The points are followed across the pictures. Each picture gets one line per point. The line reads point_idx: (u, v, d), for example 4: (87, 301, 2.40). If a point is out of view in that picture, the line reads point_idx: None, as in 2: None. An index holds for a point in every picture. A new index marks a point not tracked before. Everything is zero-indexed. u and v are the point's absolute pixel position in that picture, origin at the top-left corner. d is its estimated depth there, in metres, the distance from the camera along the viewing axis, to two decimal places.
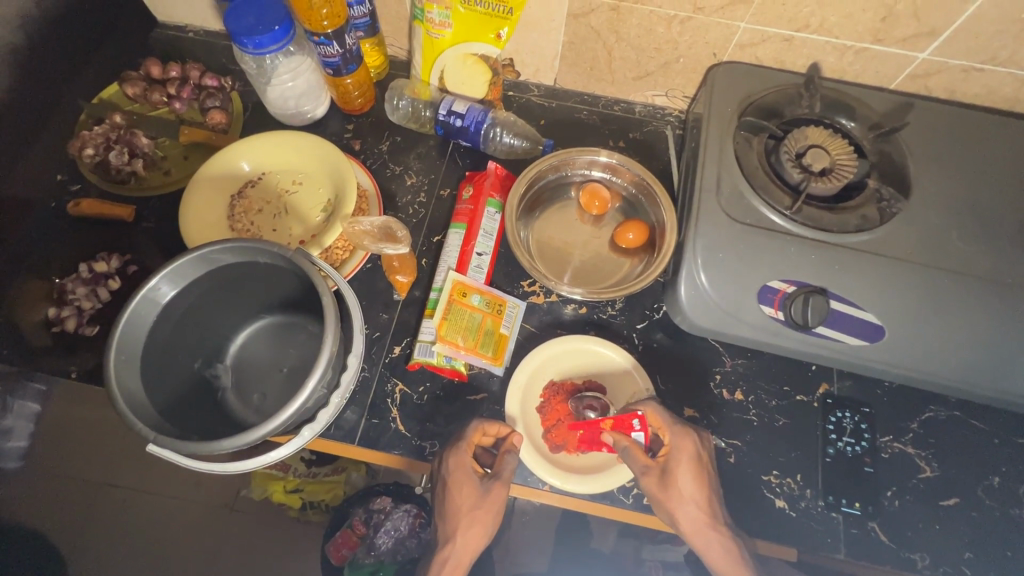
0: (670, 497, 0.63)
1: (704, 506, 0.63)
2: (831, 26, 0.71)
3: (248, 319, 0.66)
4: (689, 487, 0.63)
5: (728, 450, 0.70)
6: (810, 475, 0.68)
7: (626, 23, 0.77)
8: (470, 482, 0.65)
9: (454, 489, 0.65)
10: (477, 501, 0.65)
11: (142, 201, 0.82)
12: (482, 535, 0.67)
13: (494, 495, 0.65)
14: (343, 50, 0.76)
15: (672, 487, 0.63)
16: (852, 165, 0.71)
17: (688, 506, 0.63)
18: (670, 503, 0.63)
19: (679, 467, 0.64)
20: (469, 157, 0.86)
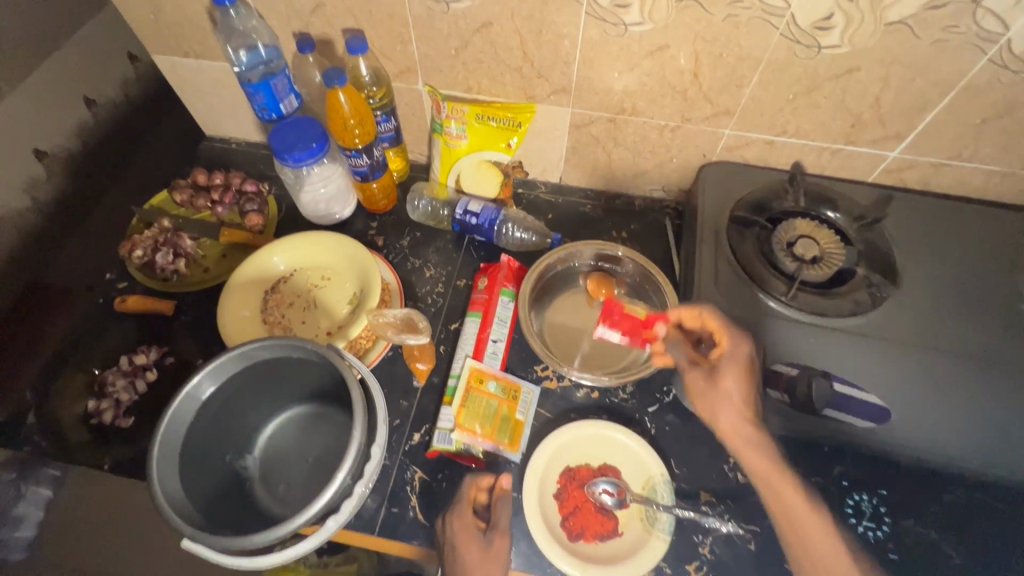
0: (715, 390, 0.68)
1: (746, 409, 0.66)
2: (806, 132, 0.79)
3: (277, 410, 0.69)
4: (733, 389, 0.67)
5: (749, 537, 0.69)
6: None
7: (622, 131, 0.86)
8: (471, 533, 0.64)
9: (459, 548, 0.63)
10: (483, 553, 0.62)
11: (181, 296, 0.89)
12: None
13: (496, 551, 0.63)
14: (371, 161, 0.86)
15: (717, 382, 0.68)
16: (839, 253, 0.76)
17: (742, 424, 0.66)
18: (720, 392, 0.68)
19: (730, 370, 0.68)
20: (483, 250, 0.93)
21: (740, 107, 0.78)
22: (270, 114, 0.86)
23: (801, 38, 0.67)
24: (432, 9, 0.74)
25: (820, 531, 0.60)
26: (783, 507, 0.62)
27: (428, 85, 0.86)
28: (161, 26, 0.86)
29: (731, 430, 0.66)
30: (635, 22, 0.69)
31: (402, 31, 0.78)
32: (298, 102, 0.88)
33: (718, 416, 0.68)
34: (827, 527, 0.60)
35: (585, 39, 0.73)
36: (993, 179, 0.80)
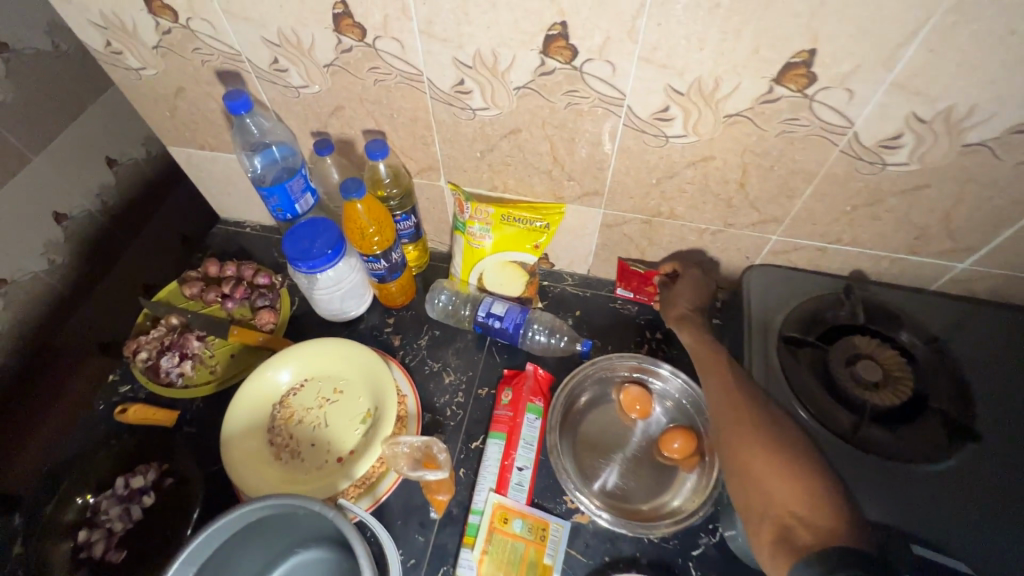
0: (715, 382, 0.67)
1: (736, 388, 0.64)
2: (863, 241, 0.72)
3: (275, 555, 0.62)
4: (728, 368, 0.67)
5: None
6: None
7: (658, 233, 0.80)
8: None
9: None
10: None
11: (185, 402, 0.83)
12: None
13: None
14: (389, 264, 0.81)
15: (717, 372, 0.67)
16: (907, 383, 0.67)
17: (738, 396, 0.64)
18: (713, 370, 0.68)
19: (714, 374, 0.68)
20: (507, 352, 0.86)
21: (791, 216, 0.71)
22: (285, 215, 0.81)
23: (864, 155, 0.61)
24: (458, 115, 0.70)
25: (781, 474, 0.56)
26: (745, 460, 0.59)
27: (451, 183, 0.81)
28: (176, 122, 0.83)
29: (716, 389, 0.66)
30: (677, 133, 0.64)
31: (425, 134, 0.74)
32: (314, 199, 0.84)
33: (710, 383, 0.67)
34: (785, 471, 0.56)
35: (621, 147, 0.68)
36: None
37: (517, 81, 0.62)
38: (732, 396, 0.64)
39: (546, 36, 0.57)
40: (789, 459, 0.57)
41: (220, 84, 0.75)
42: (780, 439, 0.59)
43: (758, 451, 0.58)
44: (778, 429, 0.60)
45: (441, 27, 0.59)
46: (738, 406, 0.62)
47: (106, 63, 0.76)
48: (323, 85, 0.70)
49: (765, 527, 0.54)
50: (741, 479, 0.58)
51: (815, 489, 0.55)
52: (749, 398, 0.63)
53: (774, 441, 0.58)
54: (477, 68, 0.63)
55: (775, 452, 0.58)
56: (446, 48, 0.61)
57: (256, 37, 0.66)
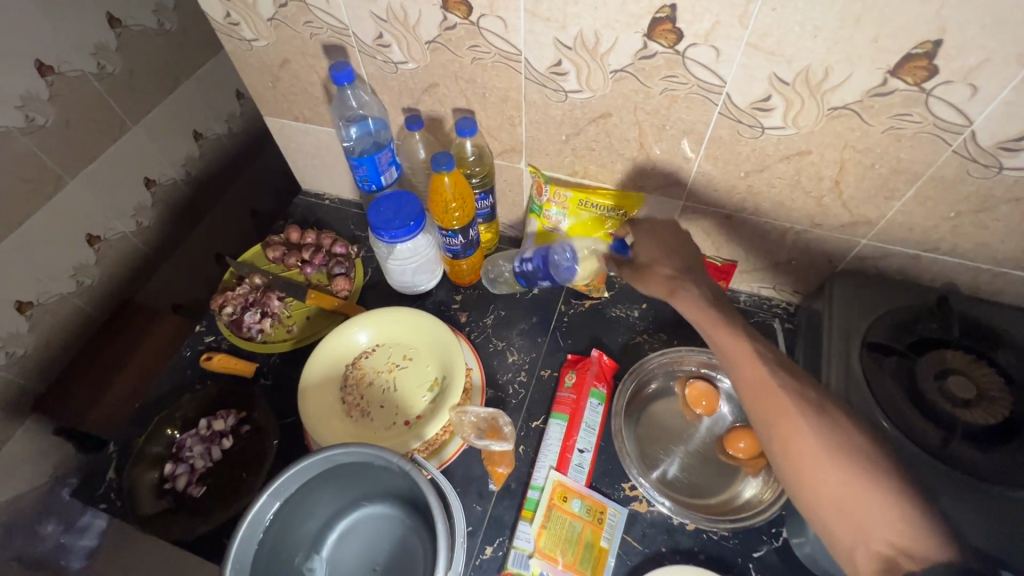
0: (749, 376, 0.58)
1: (772, 382, 0.57)
2: (963, 251, 0.69)
3: (348, 508, 0.65)
4: (759, 358, 0.59)
5: None
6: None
7: (738, 229, 0.79)
8: None
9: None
10: None
11: (263, 357, 0.88)
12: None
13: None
14: (465, 241, 0.82)
15: (749, 364, 0.58)
16: (1005, 402, 0.64)
17: (785, 401, 0.55)
18: (742, 361, 0.59)
19: (744, 372, 0.58)
20: (571, 337, 0.87)
21: (885, 220, 0.69)
22: (370, 186, 0.84)
23: (978, 157, 0.58)
24: (549, 97, 0.71)
25: (859, 482, 0.50)
26: (813, 485, 0.52)
27: (531, 166, 0.82)
28: (277, 92, 0.89)
29: (753, 389, 0.58)
30: (775, 125, 0.63)
31: (513, 114, 0.75)
32: (397, 174, 0.87)
33: (742, 383, 0.59)
34: (844, 469, 0.50)
35: (713, 137, 0.67)
36: None
37: (615, 63, 0.63)
38: (776, 395, 0.56)
39: (652, 19, 0.57)
40: (866, 472, 0.50)
41: (324, 58, 0.79)
42: (847, 449, 0.52)
43: (825, 476, 0.51)
44: (841, 435, 0.53)
45: (547, 6, 0.60)
46: (789, 413, 0.55)
47: (222, 33, 0.82)
48: (422, 61, 0.73)
49: (860, 561, 0.48)
50: (817, 500, 0.51)
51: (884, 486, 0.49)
52: (795, 395, 0.56)
53: (841, 451, 0.51)
54: (576, 49, 0.64)
55: (845, 465, 0.51)
56: (549, 27, 0.63)
57: (365, 11, 0.69)
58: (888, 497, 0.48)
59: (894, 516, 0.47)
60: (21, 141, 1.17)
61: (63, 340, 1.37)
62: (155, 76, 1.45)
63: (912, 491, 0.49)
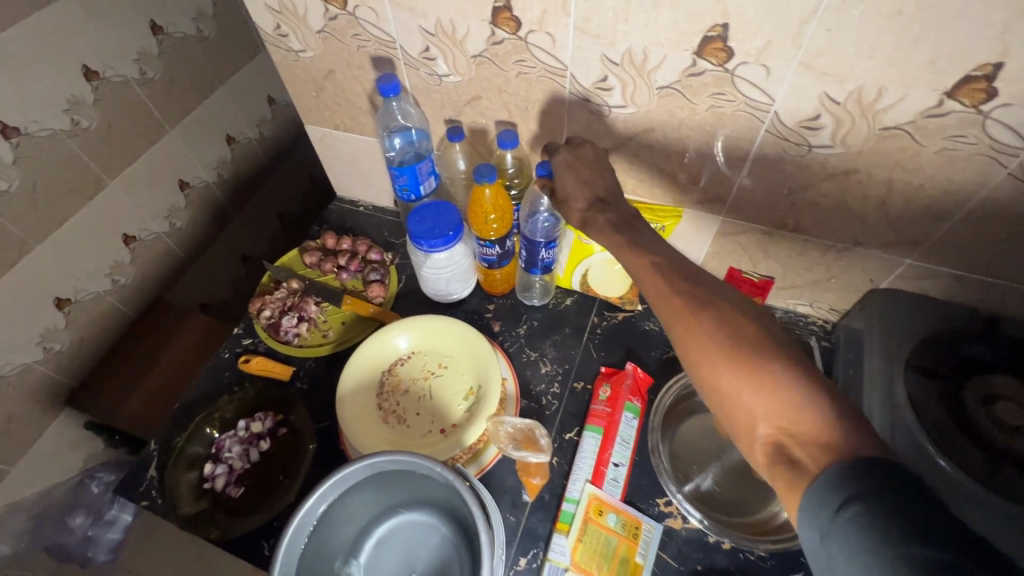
0: (665, 291, 0.53)
1: (672, 289, 0.52)
2: (1014, 274, 0.68)
3: (386, 516, 0.66)
4: (659, 270, 0.54)
5: None
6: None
7: (777, 245, 0.79)
8: None
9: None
10: None
11: (299, 360, 0.89)
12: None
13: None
14: (502, 251, 0.83)
15: (652, 280, 0.54)
16: None
17: (683, 311, 0.50)
18: (653, 276, 0.54)
19: (657, 285, 0.54)
20: (604, 349, 0.87)
21: (932, 240, 0.68)
22: (409, 195, 0.86)
23: None
24: (593, 112, 0.72)
25: (747, 380, 0.45)
26: (713, 381, 0.47)
27: None
28: (320, 101, 0.90)
29: (658, 300, 0.53)
30: (822, 143, 0.63)
31: (555, 127, 0.76)
32: (435, 183, 0.88)
33: (652, 295, 0.54)
34: (743, 369, 0.45)
35: (757, 154, 0.67)
36: None
37: (662, 80, 0.64)
38: (688, 304, 0.50)
39: (702, 37, 0.58)
40: (754, 364, 0.45)
41: (370, 69, 0.80)
42: (739, 342, 0.47)
43: (728, 369, 0.46)
44: (737, 330, 0.48)
45: (597, 23, 0.61)
46: (684, 318, 0.50)
47: (271, 44, 0.84)
48: (466, 74, 0.74)
49: (758, 449, 0.45)
50: (722, 405, 0.47)
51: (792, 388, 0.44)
52: (689, 300, 0.50)
53: (737, 346, 0.47)
54: (623, 65, 0.64)
55: (735, 360, 0.46)
56: (597, 44, 0.63)
57: (413, 25, 0.71)
58: (802, 389, 0.44)
59: (793, 400, 0.43)
60: (67, 143, 1.21)
61: (97, 337, 1.40)
62: (194, 82, 1.49)
63: (830, 384, 0.44)
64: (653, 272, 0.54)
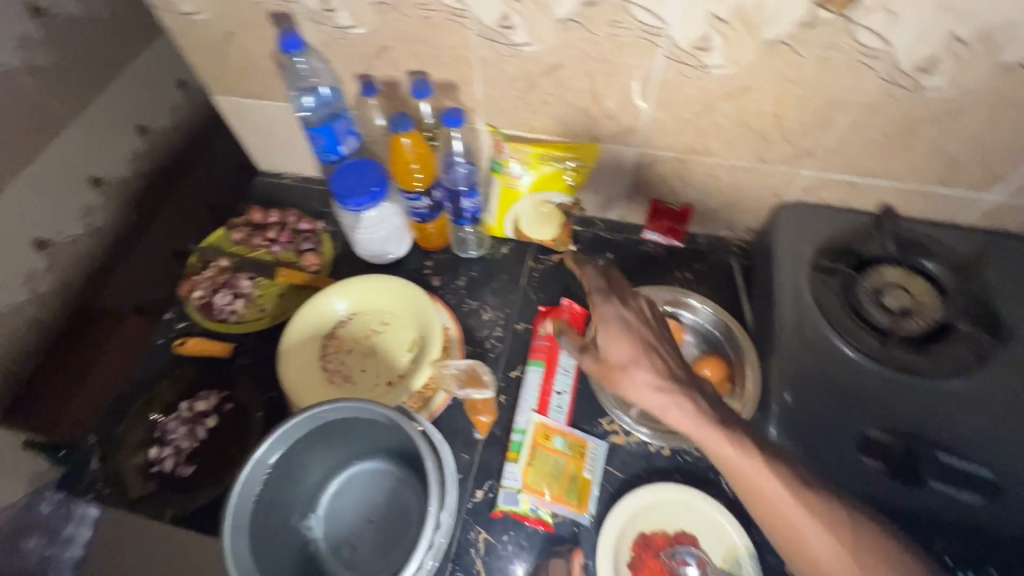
0: (637, 380, 0.61)
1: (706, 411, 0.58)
2: (896, 173, 0.74)
3: (340, 468, 0.66)
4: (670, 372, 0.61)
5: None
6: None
7: (691, 171, 0.83)
8: None
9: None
10: None
11: (238, 337, 0.88)
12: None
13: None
14: (431, 203, 0.85)
15: (632, 386, 0.61)
16: (937, 307, 0.70)
17: (664, 380, 0.60)
18: (636, 389, 0.61)
19: (627, 382, 0.62)
20: (542, 290, 0.90)
21: (824, 149, 0.73)
22: (330, 156, 0.85)
23: (901, 81, 0.62)
24: (501, 52, 0.72)
25: (812, 514, 0.52)
26: (768, 501, 0.54)
27: (490, 125, 0.83)
28: (224, 68, 0.87)
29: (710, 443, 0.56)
30: (717, 64, 0.66)
31: (467, 72, 0.76)
32: (357, 143, 0.87)
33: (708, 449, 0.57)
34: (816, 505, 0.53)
35: (660, 80, 0.70)
36: None
37: (560, 12, 0.65)
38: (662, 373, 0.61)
39: None
40: (812, 503, 0.53)
41: (270, 27, 0.77)
42: (800, 488, 0.54)
43: (712, 433, 0.56)
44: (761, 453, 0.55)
45: None
46: (662, 389, 0.60)
47: (159, 8, 0.79)
48: (369, 24, 0.73)
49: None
50: (774, 511, 0.53)
51: (842, 518, 0.52)
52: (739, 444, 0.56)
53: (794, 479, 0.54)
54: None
55: (797, 500, 0.53)
56: None
57: None
58: (844, 507, 0.53)
59: (845, 531, 0.51)
60: None
61: None
62: None
63: (867, 515, 0.53)
64: (620, 340, 0.64)
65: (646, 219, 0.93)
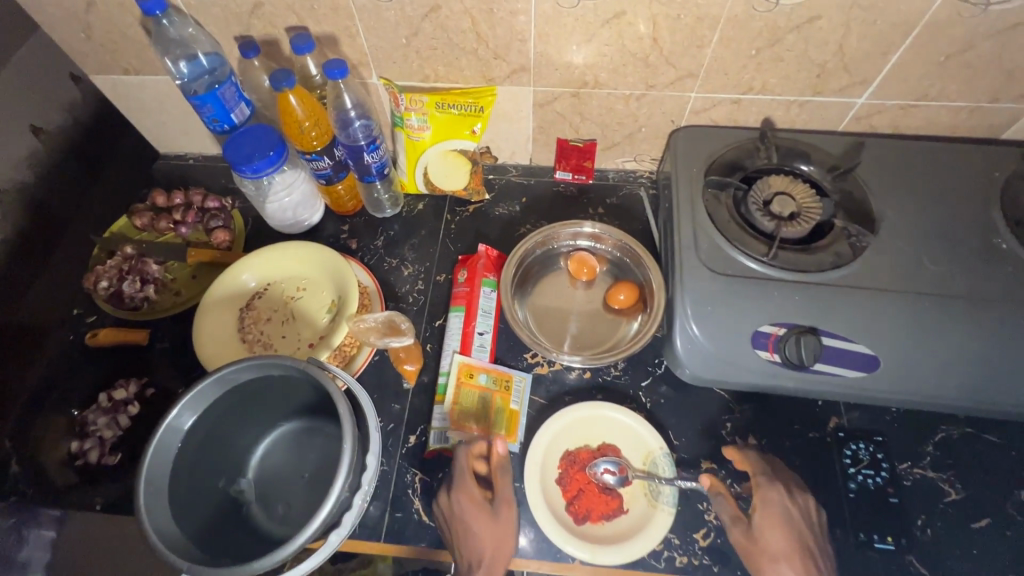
0: (760, 544, 0.63)
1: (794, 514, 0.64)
2: (772, 86, 0.78)
3: (266, 430, 0.67)
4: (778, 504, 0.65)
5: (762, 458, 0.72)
6: (839, 516, 0.68)
7: (588, 105, 0.84)
8: (479, 505, 0.66)
9: (470, 518, 0.65)
10: (491, 523, 0.65)
11: (154, 323, 0.86)
12: (507, 554, 0.64)
13: (507, 522, 0.66)
14: (333, 162, 0.84)
15: (762, 536, 0.63)
16: (817, 207, 0.75)
17: (778, 505, 0.65)
18: (774, 515, 0.64)
19: (775, 511, 0.64)
20: (460, 241, 0.91)
21: (704, 69, 0.76)
22: (222, 126, 0.82)
23: None
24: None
25: None
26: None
27: (383, 78, 0.82)
28: (94, 43, 0.82)
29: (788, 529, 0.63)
30: None
31: (348, 23, 0.75)
32: (249, 110, 0.84)
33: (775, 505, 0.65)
34: None
35: (538, 13, 0.71)
36: (959, 115, 0.80)
37: None
38: (784, 528, 0.63)
39: None
40: None
41: None
42: None
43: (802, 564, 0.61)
44: None
45: None
46: (770, 533, 0.63)
47: None
48: None
49: None
50: None
51: None
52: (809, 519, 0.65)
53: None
54: None
55: None
56: None
57: None
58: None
59: None
60: None
61: None
62: None
63: None
64: (793, 504, 0.65)
65: (556, 160, 0.95)
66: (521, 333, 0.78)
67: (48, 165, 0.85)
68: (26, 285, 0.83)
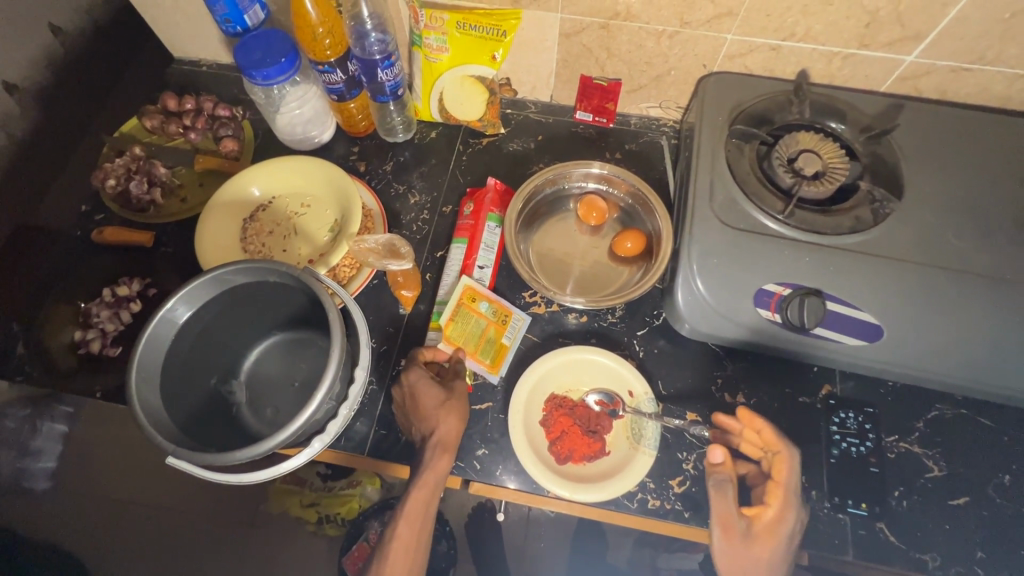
0: (747, 552, 0.62)
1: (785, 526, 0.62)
2: (816, 34, 0.73)
3: (260, 337, 0.68)
4: (785, 516, 0.63)
5: (752, 410, 0.72)
6: (799, 510, 0.63)
7: (616, 40, 0.80)
8: (430, 384, 0.68)
9: (423, 391, 0.68)
10: (443, 396, 0.68)
11: (159, 226, 0.86)
12: (459, 419, 0.67)
13: (460, 390, 0.69)
14: (346, 77, 0.81)
15: (751, 546, 0.62)
16: (843, 167, 0.72)
17: (784, 522, 0.62)
18: (773, 531, 0.62)
19: (777, 528, 0.62)
20: (470, 173, 0.89)
21: (745, 7, 0.71)
22: (234, 27, 0.79)
23: None
24: None
25: None
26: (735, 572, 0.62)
27: None
28: None
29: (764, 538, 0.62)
30: None
31: None
32: (264, 14, 0.82)
33: (769, 512, 0.63)
34: None
35: None
36: (1015, 84, 0.75)
37: None
38: (776, 544, 0.62)
39: None
40: None
41: None
42: None
43: None
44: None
45: None
46: (759, 547, 0.62)
47: None
48: None
49: None
50: None
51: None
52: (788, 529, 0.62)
53: None
54: None
55: None
56: None
57: None
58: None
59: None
60: None
61: None
62: None
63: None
64: (795, 525, 0.63)
65: (577, 99, 0.91)
66: (526, 277, 0.75)
67: (63, 61, 0.84)
68: (45, 177, 0.84)
